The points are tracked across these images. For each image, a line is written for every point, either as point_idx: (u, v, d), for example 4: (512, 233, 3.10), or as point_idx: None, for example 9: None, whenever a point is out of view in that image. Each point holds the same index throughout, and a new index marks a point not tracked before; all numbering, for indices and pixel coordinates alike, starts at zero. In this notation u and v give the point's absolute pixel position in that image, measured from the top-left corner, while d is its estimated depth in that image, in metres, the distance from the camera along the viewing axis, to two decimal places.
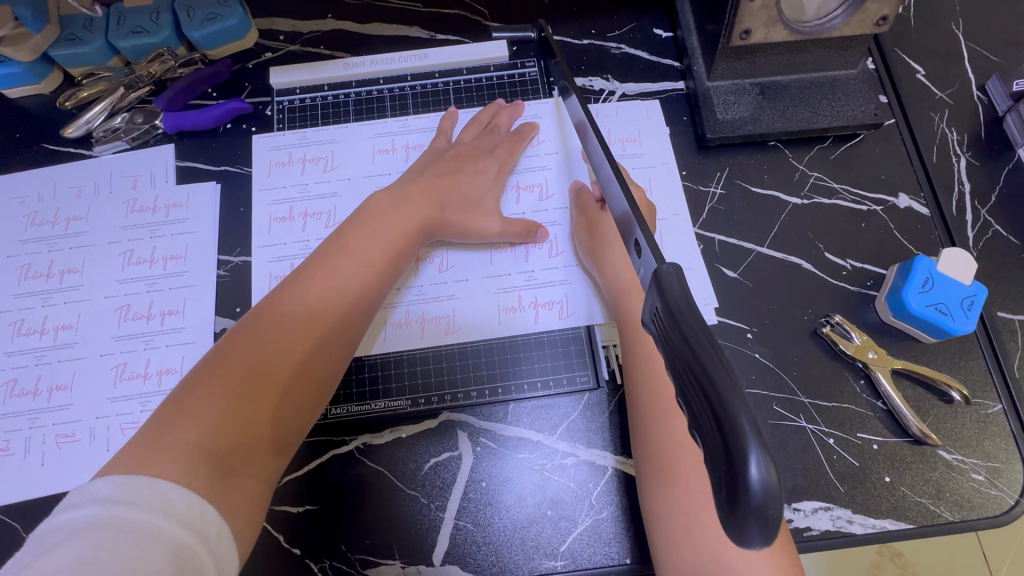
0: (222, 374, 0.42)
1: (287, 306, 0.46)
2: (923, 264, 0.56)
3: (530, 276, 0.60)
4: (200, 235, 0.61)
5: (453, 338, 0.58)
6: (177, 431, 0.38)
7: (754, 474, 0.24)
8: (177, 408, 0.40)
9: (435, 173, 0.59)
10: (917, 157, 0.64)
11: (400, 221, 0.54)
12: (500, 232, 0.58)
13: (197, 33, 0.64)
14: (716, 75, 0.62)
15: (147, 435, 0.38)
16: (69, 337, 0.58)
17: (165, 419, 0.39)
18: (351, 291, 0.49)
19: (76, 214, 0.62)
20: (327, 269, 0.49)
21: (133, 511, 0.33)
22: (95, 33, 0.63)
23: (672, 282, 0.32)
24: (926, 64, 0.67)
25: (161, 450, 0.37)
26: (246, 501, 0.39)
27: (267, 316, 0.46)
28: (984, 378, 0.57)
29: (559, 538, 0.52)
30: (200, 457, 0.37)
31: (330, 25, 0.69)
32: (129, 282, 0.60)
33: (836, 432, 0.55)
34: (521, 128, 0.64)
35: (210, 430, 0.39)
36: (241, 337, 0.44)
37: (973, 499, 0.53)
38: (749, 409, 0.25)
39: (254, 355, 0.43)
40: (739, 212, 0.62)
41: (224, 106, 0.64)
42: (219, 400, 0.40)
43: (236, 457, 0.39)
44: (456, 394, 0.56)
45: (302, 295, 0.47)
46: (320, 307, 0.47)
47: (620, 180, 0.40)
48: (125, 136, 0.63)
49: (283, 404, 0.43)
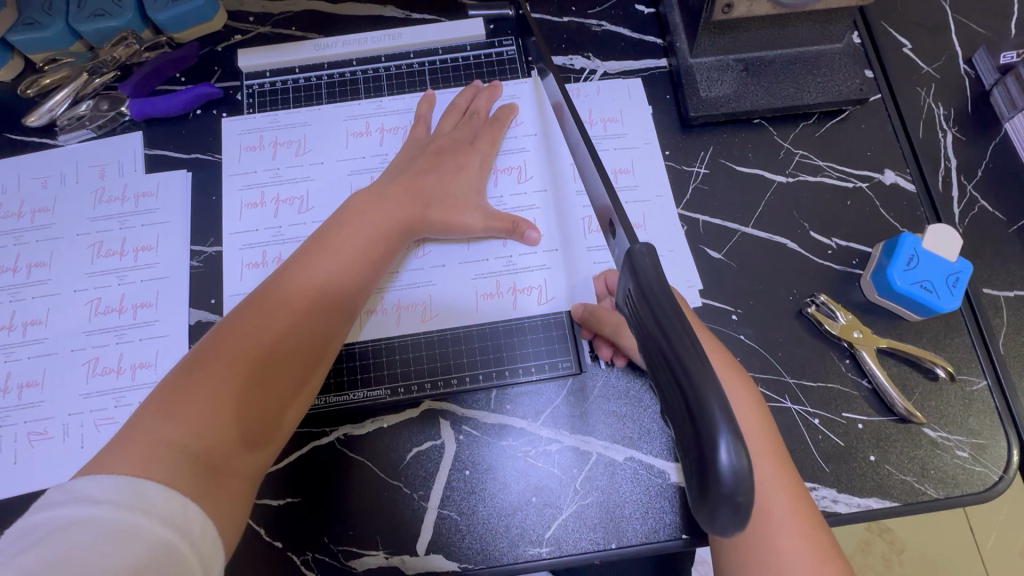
0: (205, 372, 0.41)
1: (272, 302, 0.46)
2: (908, 241, 0.55)
3: (510, 261, 0.59)
4: (172, 225, 0.60)
5: (433, 324, 0.57)
6: (159, 432, 0.37)
7: (725, 459, 0.24)
8: (159, 409, 0.39)
9: (416, 171, 0.57)
10: (902, 133, 0.63)
11: (381, 213, 0.53)
12: (482, 227, 0.57)
13: (162, 15, 0.61)
14: (699, 51, 0.61)
15: (128, 436, 0.37)
16: (39, 332, 0.56)
17: (145, 420, 0.38)
18: (336, 286, 0.48)
19: (42, 206, 0.60)
20: (311, 264, 0.48)
21: (111, 510, 0.31)
22: (55, 16, 0.61)
23: (643, 260, 0.31)
24: (913, 37, 0.66)
25: (142, 450, 0.36)
26: (231, 500, 0.38)
27: (250, 312, 0.45)
28: (969, 355, 0.56)
29: (544, 524, 0.52)
30: (182, 457, 0.37)
31: (301, 6, 0.67)
32: (99, 275, 0.58)
33: (822, 412, 0.55)
34: (500, 112, 0.62)
35: (192, 430, 0.38)
36: (222, 335, 0.43)
37: (958, 476, 0.53)
38: (720, 393, 0.25)
39: (235, 351, 0.42)
40: (723, 192, 0.61)
41: (193, 91, 0.62)
42: (202, 399, 0.39)
43: (219, 456, 0.38)
44: (437, 382, 0.55)
45: (287, 292, 0.46)
46: (305, 303, 0.46)
47: (596, 161, 0.38)
48: (90, 124, 0.61)
49: (268, 401, 0.42)
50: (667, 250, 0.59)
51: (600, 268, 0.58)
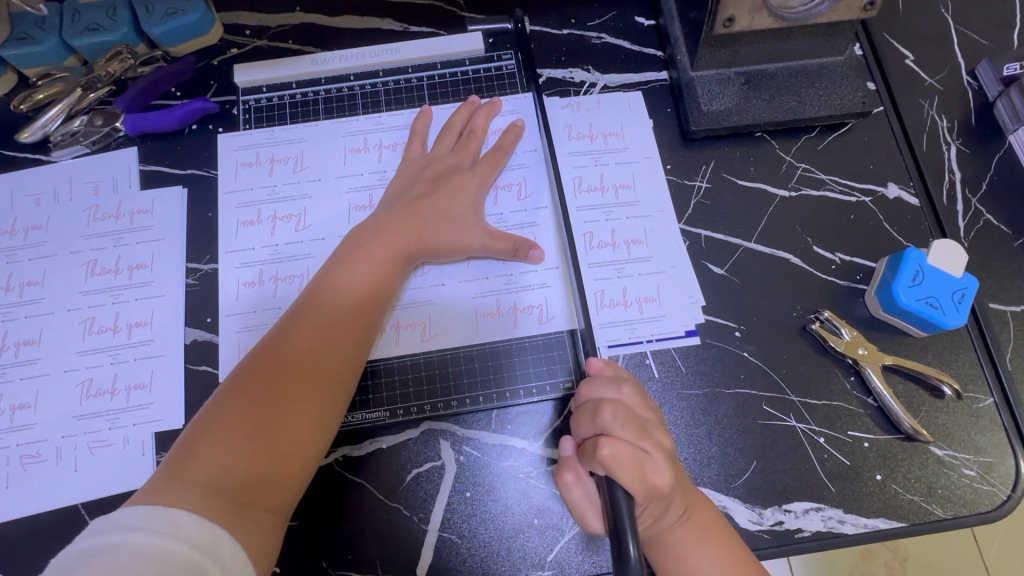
0: (228, 411, 0.43)
1: (287, 339, 0.47)
2: (912, 258, 0.54)
3: (509, 280, 0.58)
4: (167, 242, 0.59)
5: (434, 344, 0.56)
6: (191, 471, 0.41)
7: None
8: (192, 448, 0.42)
9: (412, 197, 0.56)
10: (905, 146, 0.62)
11: (384, 239, 0.53)
12: (481, 247, 0.56)
13: (157, 30, 0.61)
14: (700, 64, 0.60)
15: (164, 475, 0.41)
16: (32, 353, 0.55)
17: (179, 460, 0.41)
18: (345, 316, 0.49)
19: (35, 223, 0.59)
20: (320, 299, 0.50)
21: (144, 535, 0.36)
22: (48, 32, 0.60)
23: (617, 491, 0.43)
24: (915, 48, 0.66)
25: (176, 489, 0.39)
26: (261, 533, 0.41)
27: (266, 351, 0.47)
28: (976, 371, 0.55)
29: (546, 547, 0.51)
30: (211, 495, 0.40)
31: (298, 19, 0.66)
32: (93, 293, 0.57)
33: (827, 431, 0.54)
34: (503, 140, 0.61)
35: (220, 467, 0.41)
36: (245, 373, 0.46)
37: (966, 495, 0.52)
38: None
39: (256, 389, 0.45)
40: (725, 206, 0.61)
41: (188, 106, 0.61)
42: (227, 437, 0.42)
43: (246, 491, 0.41)
44: (439, 404, 0.55)
45: (300, 327, 0.48)
46: (316, 337, 0.48)
47: None
48: (84, 139, 0.60)
49: (287, 435, 0.44)
50: (668, 267, 0.58)
51: (599, 285, 0.58)
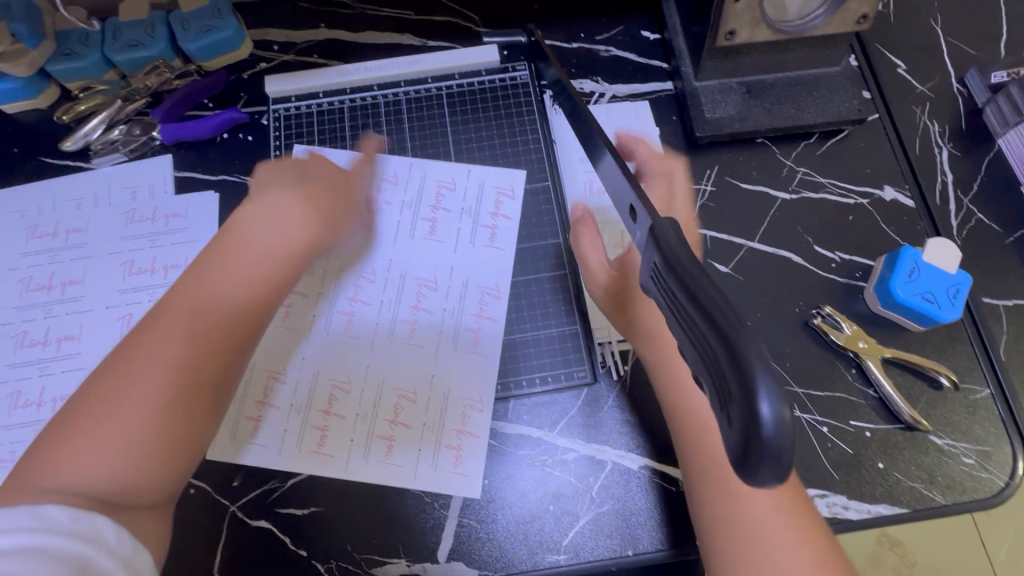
0: (88, 416, 0.39)
1: (151, 340, 0.42)
2: (909, 255, 0.57)
3: (458, 303, 0.60)
4: (200, 244, 0.62)
5: (371, 353, 0.58)
6: (56, 473, 0.37)
7: (767, 410, 0.22)
8: (62, 446, 0.38)
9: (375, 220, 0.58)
10: (901, 151, 0.66)
11: (285, 242, 0.50)
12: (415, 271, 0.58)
13: (192, 45, 0.65)
14: (704, 75, 0.64)
15: (37, 470, 0.37)
16: (72, 348, 0.58)
17: (55, 451, 0.38)
18: (231, 314, 0.45)
19: (76, 226, 0.63)
20: (200, 293, 0.45)
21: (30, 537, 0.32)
22: (92, 48, 0.64)
23: (770, 389, 0.22)
24: (908, 59, 0.69)
25: (44, 484, 0.36)
26: (151, 527, 0.39)
27: (126, 354, 0.41)
28: (973, 364, 0.58)
29: (561, 532, 0.53)
30: (86, 495, 0.36)
31: (323, 35, 0.70)
32: (130, 291, 0.60)
33: (830, 420, 0.56)
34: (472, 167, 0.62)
35: (90, 468, 0.37)
36: (111, 368, 0.41)
37: (965, 482, 0.54)
38: (760, 352, 0.23)
39: (122, 388, 0.40)
40: (729, 209, 0.64)
41: (221, 116, 0.64)
42: (91, 442, 0.38)
43: (130, 489, 0.38)
44: (414, 416, 0.56)
45: (168, 326, 0.43)
46: (189, 337, 0.43)
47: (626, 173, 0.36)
48: (123, 148, 0.64)
49: (158, 445, 0.40)
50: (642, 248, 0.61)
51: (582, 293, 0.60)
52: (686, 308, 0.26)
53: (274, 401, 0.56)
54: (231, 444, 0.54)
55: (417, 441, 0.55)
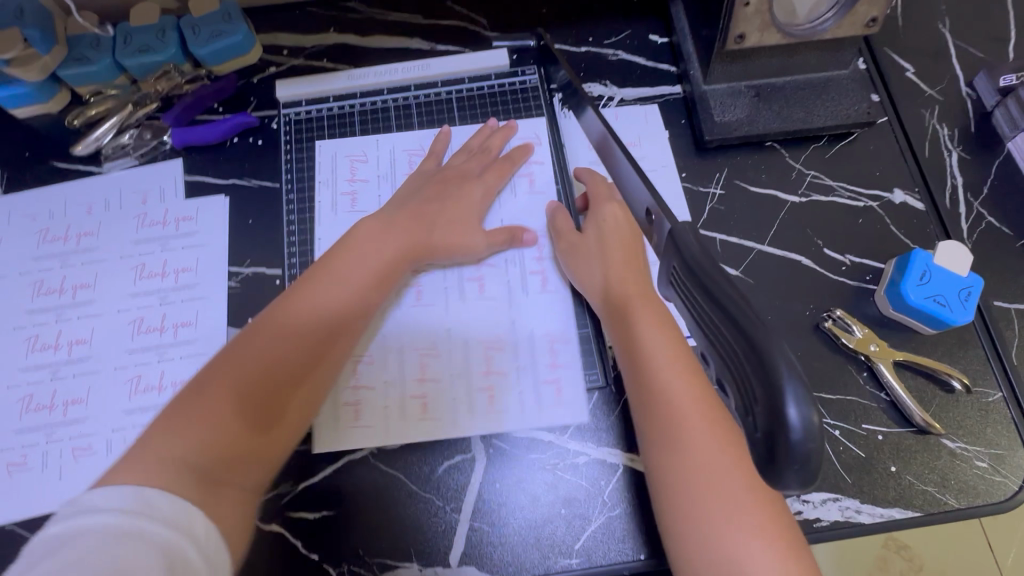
0: (208, 395, 0.44)
1: (255, 344, 0.48)
2: (920, 257, 0.57)
3: (524, 279, 0.61)
4: (211, 247, 0.62)
5: (443, 320, 0.59)
6: (168, 446, 0.41)
7: (793, 414, 0.22)
8: (164, 425, 0.43)
9: (423, 199, 0.60)
10: (910, 154, 0.66)
11: (385, 246, 0.56)
12: (488, 246, 0.60)
13: (202, 50, 0.65)
14: (713, 78, 0.64)
15: (143, 444, 0.42)
16: (83, 351, 0.59)
17: (159, 429, 0.43)
18: (336, 321, 0.51)
19: (87, 230, 0.63)
20: (313, 295, 0.51)
21: (119, 516, 0.35)
22: (103, 53, 0.64)
23: (793, 394, 0.22)
24: (916, 62, 0.69)
25: (151, 459, 0.40)
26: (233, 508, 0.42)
27: (234, 352, 0.47)
28: (984, 367, 0.58)
29: (573, 536, 0.53)
30: (187, 470, 0.40)
31: (332, 39, 0.70)
32: (141, 295, 0.61)
33: (842, 424, 0.56)
34: (512, 151, 0.65)
35: (197, 443, 0.42)
36: (233, 354, 0.47)
37: (977, 486, 0.54)
38: (786, 355, 0.23)
39: (239, 373, 0.46)
40: (740, 212, 0.64)
41: (231, 121, 0.65)
42: (203, 419, 0.43)
43: (229, 467, 0.43)
44: (506, 363, 0.58)
45: (273, 330, 0.49)
46: (289, 341, 0.48)
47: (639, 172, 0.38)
48: (134, 152, 0.65)
49: (261, 429, 0.45)
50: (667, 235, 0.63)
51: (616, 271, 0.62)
52: (709, 313, 0.26)
53: (366, 382, 0.57)
54: (334, 427, 0.56)
55: (515, 385, 0.57)
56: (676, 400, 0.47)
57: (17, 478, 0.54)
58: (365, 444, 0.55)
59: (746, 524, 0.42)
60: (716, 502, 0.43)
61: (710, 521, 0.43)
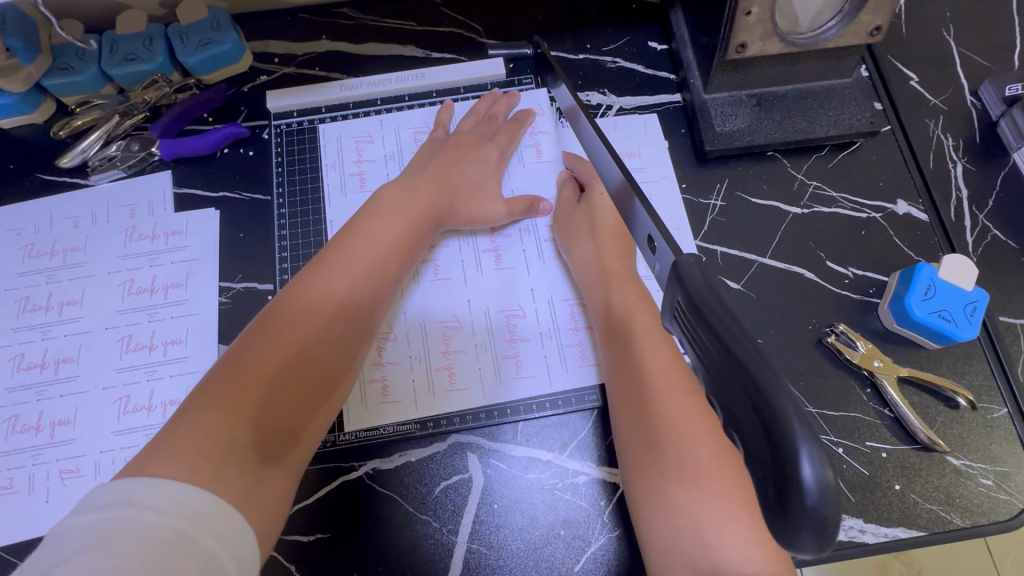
0: (244, 368, 0.43)
1: (285, 323, 0.46)
2: (924, 271, 0.56)
3: (540, 250, 0.62)
4: (201, 262, 0.61)
5: (458, 295, 0.60)
6: (205, 424, 0.40)
7: (808, 473, 0.21)
8: (197, 409, 0.41)
9: (439, 164, 0.61)
10: (913, 165, 0.65)
11: (405, 219, 0.55)
12: (505, 216, 0.61)
13: (191, 59, 0.63)
14: (713, 87, 0.62)
15: (177, 427, 0.40)
16: (70, 370, 0.57)
17: (193, 412, 0.41)
18: (364, 295, 0.51)
19: (74, 245, 0.61)
20: (342, 266, 0.50)
21: (154, 515, 0.34)
22: (88, 62, 0.63)
23: (805, 454, 0.21)
24: (919, 70, 0.68)
25: (190, 443, 0.39)
26: (272, 495, 0.41)
27: (262, 333, 0.46)
28: (989, 383, 0.57)
29: (573, 557, 0.52)
30: (228, 449, 0.40)
31: (324, 47, 0.69)
32: (129, 312, 0.59)
33: (845, 441, 0.55)
34: (520, 115, 0.66)
35: (235, 422, 0.41)
36: (264, 328, 0.46)
37: (983, 505, 0.53)
38: (798, 404, 0.22)
39: (274, 347, 0.45)
40: (741, 223, 0.63)
41: (221, 131, 0.63)
42: (239, 395, 0.42)
43: (266, 448, 0.42)
44: (529, 329, 0.59)
45: (301, 307, 0.47)
46: (319, 319, 0.47)
47: (608, 149, 0.41)
48: (121, 164, 0.63)
49: (298, 406, 0.45)
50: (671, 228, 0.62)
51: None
52: (712, 349, 0.25)
53: (391, 357, 0.58)
54: (365, 409, 0.56)
55: (540, 348, 0.58)
56: (647, 367, 0.50)
57: (4, 503, 0.53)
58: (397, 418, 0.56)
59: (707, 487, 0.43)
60: (686, 461, 0.44)
61: (671, 479, 0.44)
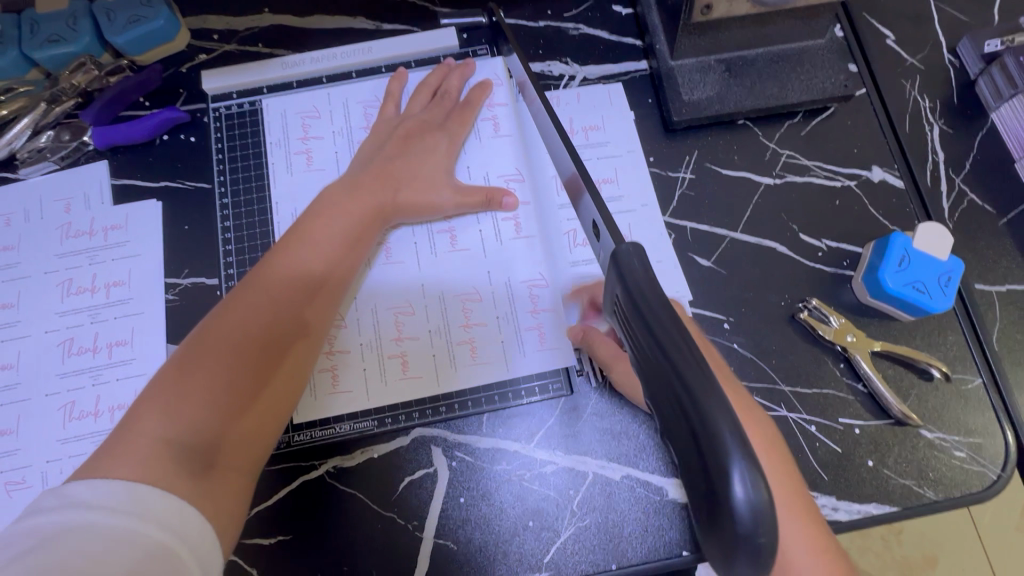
0: (184, 368, 0.41)
1: (228, 320, 0.44)
2: (899, 241, 0.54)
3: (497, 231, 0.59)
4: (145, 258, 0.58)
5: (413, 283, 0.57)
6: (148, 428, 0.38)
7: (738, 492, 0.21)
8: (140, 414, 0.39)
9: (386, 157, 0.57)
10: (889, 129, 0.62)
11: (355, 206, 0.53)
12: (455, 207, 0.57)
13: (120, 39, 0.59)
14: (680, 53, 0.59)
15: (119, 433, 0.38)
16: (11, 378, 0.54)
17: (135, 417, 0.39)
18: (313, 287, 0.49)
19: (7, 244, 0.58)
20: (288, 258, 0.48)
21: (107, 515, 0.32)
22: (7, 45, 0.58)
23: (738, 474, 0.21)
24: (896, 27, 0.65)
25: (133, 447, 0.37)
26: (229, 495, 0.40)
27: (206, 331, 0.43)
28: (964, 353, 0.56)
29: (542, 548, 0.51)
30: (175, 452, 0.38)
31: (266, 21, 0.64)
32: (70, 314, 0.56)
33: (818, 419, 0.54)
34: (472, 90, 0.62)
35: (181, 424, 0.39)
36: (207, 327, 0.44)
37: (956, 477, 0.53)
38: (729, 413, 0.21)
39: (218, 344, 0.42)
40: (711, 197, 0.60)
41: (157, 116, 0.59)
42: (184, 396, 0.40)
43: (215, 450, 0.40)
44: (485, 312, 0.56)
45: (245, 303, 0.45)
46: (265, 313, 0.45)
47: (560, 134, 0.38)
48: (52, 155, 0.59)
49: (249, 402, 0.42)
50: (638, 205, 0.59)
51: (570, 226, 0.59)
52: (649, 347, 0.24)
53: (342, 346, 0.55)
54: (315, 400, 0.54)
55: (497, 333, 0.56)
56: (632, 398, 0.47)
57: None
58: (349, 411, 0.54)
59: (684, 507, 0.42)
60: None
61: None
